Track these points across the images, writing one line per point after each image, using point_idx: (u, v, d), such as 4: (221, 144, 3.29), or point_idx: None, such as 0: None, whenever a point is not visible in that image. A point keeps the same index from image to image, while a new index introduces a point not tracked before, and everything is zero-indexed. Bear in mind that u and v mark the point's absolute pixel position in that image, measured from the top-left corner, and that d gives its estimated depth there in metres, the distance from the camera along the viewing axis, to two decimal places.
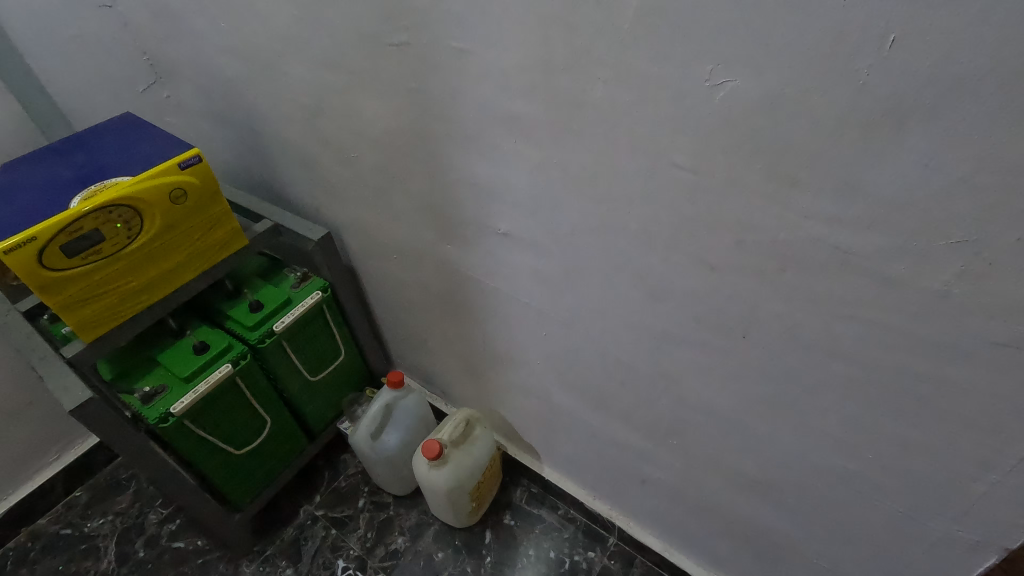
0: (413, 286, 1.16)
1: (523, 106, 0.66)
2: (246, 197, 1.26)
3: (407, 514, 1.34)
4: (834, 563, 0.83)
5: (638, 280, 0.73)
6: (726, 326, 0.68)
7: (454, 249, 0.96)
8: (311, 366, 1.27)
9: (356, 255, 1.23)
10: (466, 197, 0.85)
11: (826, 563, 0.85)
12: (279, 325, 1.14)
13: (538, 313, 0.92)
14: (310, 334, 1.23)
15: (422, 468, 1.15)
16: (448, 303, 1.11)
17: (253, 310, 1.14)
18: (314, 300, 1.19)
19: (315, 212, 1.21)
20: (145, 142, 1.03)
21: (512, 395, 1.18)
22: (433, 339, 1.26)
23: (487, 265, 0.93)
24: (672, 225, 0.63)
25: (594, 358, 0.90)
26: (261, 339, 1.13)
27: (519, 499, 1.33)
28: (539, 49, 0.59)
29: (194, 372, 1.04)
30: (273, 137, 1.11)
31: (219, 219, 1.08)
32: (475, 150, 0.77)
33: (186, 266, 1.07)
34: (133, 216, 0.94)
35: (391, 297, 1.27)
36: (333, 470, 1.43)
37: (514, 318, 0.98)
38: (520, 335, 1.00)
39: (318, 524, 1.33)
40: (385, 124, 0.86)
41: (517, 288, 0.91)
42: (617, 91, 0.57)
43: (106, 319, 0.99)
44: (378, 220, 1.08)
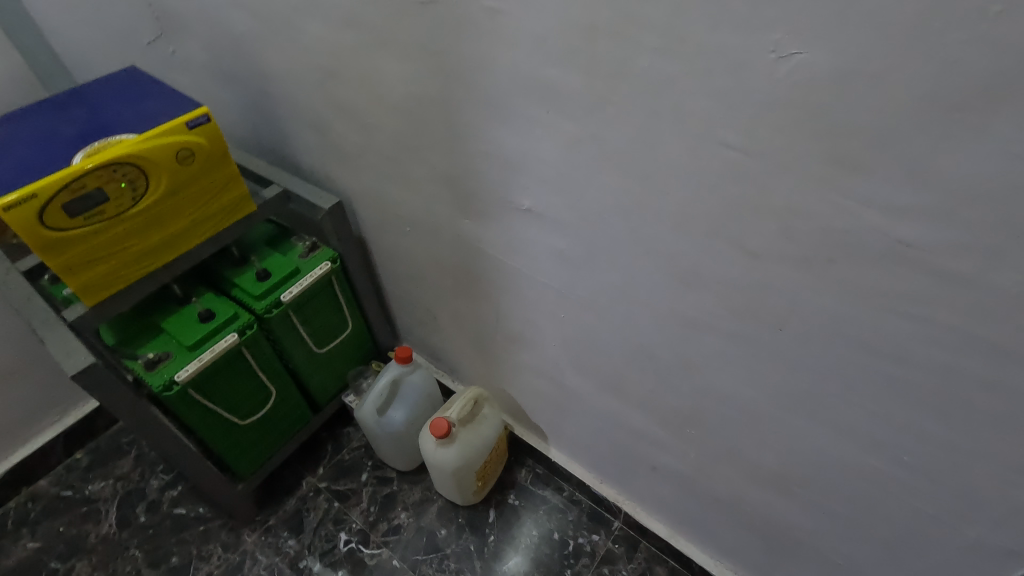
0: (425, 261, 1.13)
1: (558, 74, 0.62)
2: (255, 162, 1.22)
3: (411, 490, 1.33)
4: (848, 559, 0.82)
5: (669, 265, 0.69)
6: (761, 317, 0.65)
7: (472, 224, 0.93)
8: (317, 338, 1.25)
9: (367, 226, 1.19)
10: (490, 170, 0.81)
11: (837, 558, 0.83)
12: (287, 295, 1.11)
13: (556, 294, 0.89)
14: (317, 305, 1.20)
15: (429, 446, 1.13)
16: (461, 280, 1.08)
17: (261, 279, 1.11)
18: (323, 271, 1.16)
19: (326, 179, 1.17)
20: (151, 99, 0.98)
21: (523, 375, 1.15)
22: (443, 315, 1.24)
23: (507, 242, 0.89)
24: (714, 208, 0.60)
25: (614, 343, 0.87)
26: (268, 308, 1.10)
27: (523, 479, 1.32)
28: (581, 12, 0.55)
29: (200, 340, 1.02)
30: (285, 99, 1.06)
31: (228, 184, 1.04)
32: (501, 121, 0.73)
33: (193, 231, 1.03)
34: (137, 176, 0.90)
35: (402, 271, 1.23)
36: (336, 443, 1.41)
37: (530, 298, 0.95)
38: (536, 316, 0.97)
39: (321, 497, 1.33)
40: (406, 90, 0.81)
41: (537, 267, 0.88)
42: (665, 61, 0.53)
43: (109, 284, 0.96)
44: (393, 190, 1.03)
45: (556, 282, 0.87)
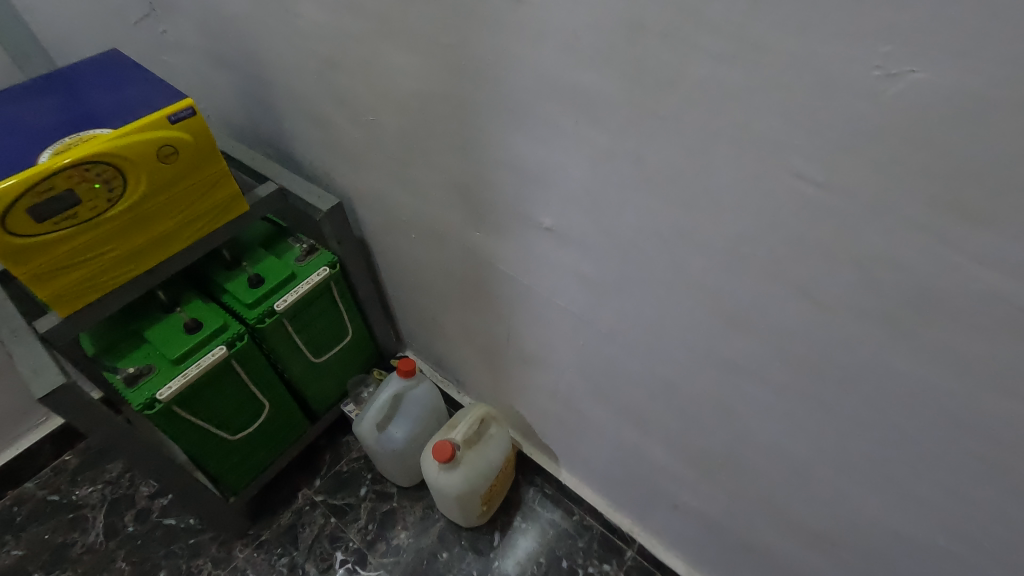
0: (431, 270, 1.03)
1: (592, 79, 0.52)
2: (250, 155, 1.13)
3: (412, 507, 1.25)
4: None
5: (713, 304, 0.60)
6: (820, 373, 0.56)
7: (483, 237, 0.83)
8: (314, 346, 1.16)
9: (370, 229, 1.10)
10: (505, 181, 0.71)
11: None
12: (281, 304, 1.03)
13: (576, 320, 0.80)
14: (314, 312, 1.12)
15: (431, 469, 1.05)
16: (471, 294, 0.98)
17: (253, 285, 1.03)
18: (321, 277, 1.07)
19: (325, 176, 1.07)
20: (131, 86, 0.88)
21: (534, 395, 1.07)
22: (450, 326, 1.15)
23: (522, 260, 0.79)
24: (776, 247, 0.50)
25: (640, 377, 0.78)
26: (260, 318, 1.02)
27: (531, 500, 1.24)
28: (626, 6, 0.45)
29: (185, 352, 0.94)
30: (281, 89, 0.96)
31: (217, 182, 0.95)
32: (521, 129, 0.63)
33: (179, 233, 0.95)
34: (114, 175, 0.81)
35: (406, 278, 1.14)
36: (334, 452, 1.34)
37: (546, 320, 0.86)
38: (551, 340, 0.88)
39: (317, 511, 1.26)
40: (412, 87, 0.71)
41: (556, 289, 0.78)
42: (730, 71, 0.43)
43: (86, 292, 0.88)
44: (397, 194, 0.94)
45: (577, 308, 0.78)
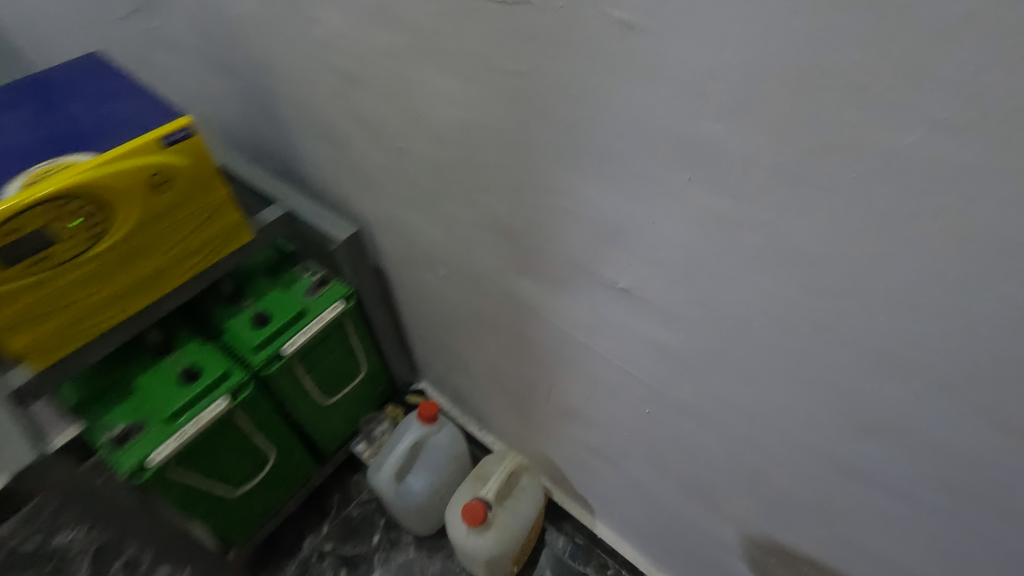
0: (460, 309, 0.91)
1: (720, 131, 0.40)
2: (253, 172, 1.00)
3: (431, 558, 1.15)
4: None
5: (842, 403, 0.49)
6: (983, 498, 0.45)
7: (534, 288, 0.71)
8: (325, 386, 1.04)
9: (389, 260, 0.97)
10: (573, 233, 0.59)
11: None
12: (290, 346, 0.91)
13: (643, 386, 0.68)
14: (326, 350, 0.99)
15: (459, 532, 0.96)
16: (507, 340, 0.87)
17: (258, 325, 0.91)
18: (334, 314, 0.95)
19: (339, 200, 0.95)
20: (114, 97, 0.74)
21: (573, 449, 0.95)
22: (476, 366, 1.03)
23: (582, 318, 0.68)
24: (959, 359, 0.39)
25: (718, 458, 0.67)
26: (266, 363, 0.90)
27: (561, 551, 1.14)
28: (798, 47, 0.33)
29: (182, 407, 0.82)
30: (290, 102, 0.83)
31: (217, 211, 0.82)
32: (602, 179, 0.51)
33: (174, 268, 0.82)
34: (95, 209, 0.68)
35: (427, 312, 1.02)
36: (343, 494, 1.22)
37: (600, 379, 0.74)
38: (605, 400, 0.77)
39: (326, 562, 1.15)
40: (460, 117, 0.59)
41: (620, 352, 0.67)
42: (952, 139, 0.31)
43: (63, 342, 0.75)
44: (427, 229, 0.81)
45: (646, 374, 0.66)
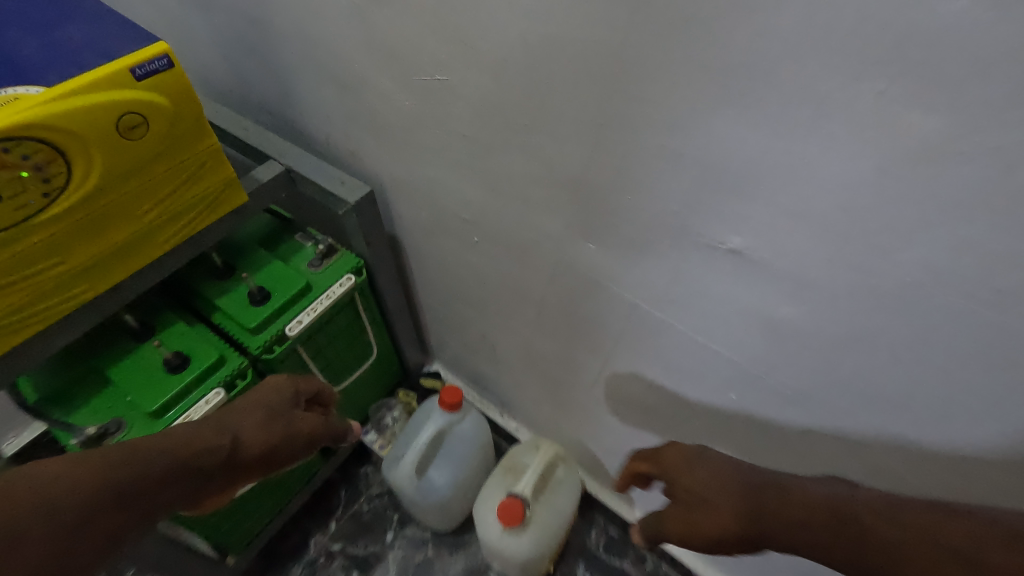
0: (494, 282, 0.79)
1: (954, 16, 0.28)
2: (242, 125, 0.85)
3: (452, 556, 1.05)
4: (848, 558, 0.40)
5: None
6: None
7: (600, 252, 0.59)
8: (332, 371, 0.92)
9: (406, 226, 0.84)
10: (669, 181, 0.47)
11: (743, 502, 0.47)
12: (294, 327, 0.77)
13: (734, 366, 0.58)
14: (334, 331, 0.87)
15: (492, 532, 0.88)
16: (551, 314, 0.75)
17: (256, 303, 0.77)
18: (344, 289, 0.82)
19: (347, 155, 0.81)
20: (66, 20, 0.59)
21: (619, 436, 0.85)
22: (505, 346, 0.92)
23: (661, 288, 0.57)
24: None
25: (819, 449, 0.57)
26: (268, 346, 0.76)
27: (594, 544, 1.05)
28: None
29: (168, 401, 0.68)
30: (290, 34, 0.69)
31: (201, 167, 0.68)
32: (732, 104, 0.39)
33: (153, 236, 0.68)
34: (51, 160, 0.53)
35: (448, 287, 0.90)
36: (351, 488, 1.11)
37: (676, 360, 0.63)
38: (675, 383, 0.66)
39: (336, 563, 1.04)
40: (528, 32, 0.46)
41: (711, 328, 0.56)
42: None
43: (16, 328, 0.60)
44: (460, 185, 0.69)
45: (743, 353, 0.55)
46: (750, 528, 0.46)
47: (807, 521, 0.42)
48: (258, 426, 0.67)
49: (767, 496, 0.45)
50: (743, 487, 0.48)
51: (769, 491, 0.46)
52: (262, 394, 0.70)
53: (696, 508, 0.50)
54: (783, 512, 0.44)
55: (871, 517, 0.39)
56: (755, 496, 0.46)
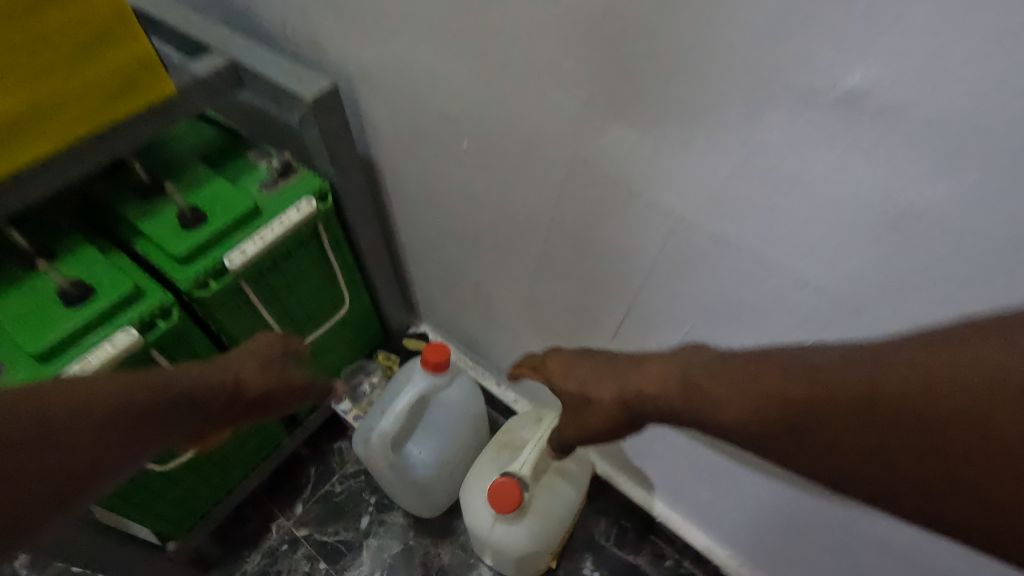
0: (490, 208, 0.63)
1: None
2: (180, 14, 0.69)
3: (438, 546, 0.89)
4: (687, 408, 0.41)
5: None
6: None
7: (636, 136, 0.43)
8: (292, 324, 0.76)
9: (382, 142, 0.68)
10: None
11: (612, 389, 0.45)
12: (237, 258, 0.61)
13: (826, 291, 0.42)
14: (292, 272, 0.71)
15: (482, 520, 0.72)
16: (562, 245, 0.59)
17: (188, 227, 0.61)
18: (303, 216, 0.66)
19: (308, 48, 0.65)
20: None
21: None
22: (502, 297, 0.76)
23: (723, 180, 0.41)
24: None
25: None
26: (202, 281, 0.60)
27: (605, 536, 0.89)
28: None
29: (61, 341, 0.53)
30: None
31: (100, 35, 0.52)
32: None
33: (37, 126, 0.51)
34: None
35: (434, 222, 0.74)
36: (322, 466, 0.96)
37: (735, 288, 0.47)
38: (733, 322, 0.50)
39: (301, 553, 0.89)
40: None
41: (799, 236, 0.39)
42: None
43: None
44: (447, 67, 0.52)
45: (850, 266, 0.39)
46: (620, 411, 0.45)
47: (659, 398, 0.42)
48: (254, 374, 0.50)
49: (629, 377, 0.44)
50: (607, 374, 0.46)
51: (623, 372, 0.45)
52: (258, 342, 0.53)
53: (577, 404, 0.49)
54: (642, 392, 0.43)
55: (672, 368, 0.42)
56: (622, 382, 0.45)
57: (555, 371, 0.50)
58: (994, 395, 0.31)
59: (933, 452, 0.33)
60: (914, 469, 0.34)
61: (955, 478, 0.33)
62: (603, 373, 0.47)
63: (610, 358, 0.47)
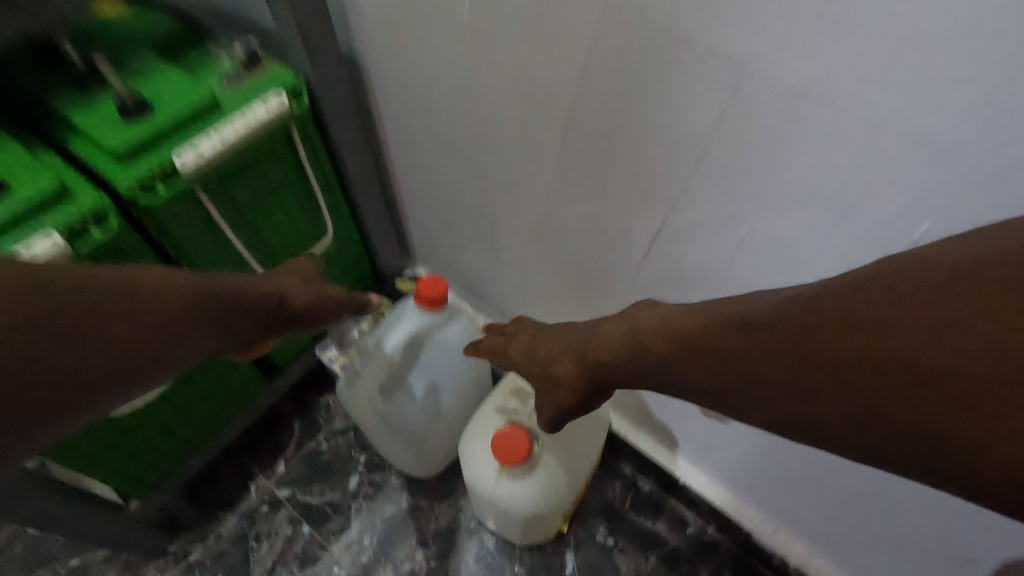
0: (497, 99, 0.51)
1: None
2: None
3: (434, 510, 0.81)
4: (643, 377, 0.34)
5: None
6: None
7: None
8: (265, 252, 0.66)
9: (365, 30, 0.57)
10: None
11: (571, 363, 0.39)
12: (189, 158, 0.50)
13: (963, 150, 0.31)
14: (261, 186, 0.60)
15: (485, 476, 0.63)
16: (587, 135, 0.47)
17: (130, 119, 0.50)
18: (272, 113, 0.54)
19: None
20: None
21: None
22: (509, 224, 0.65)
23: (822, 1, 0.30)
24: None
25: None
26: (146, 185, 0.50)
27: (619, 500, 0.80)
28: None
29: None
30: None
31: None
32: None
33: None
34: None
35: (428, 129, 0.62)
36: (307, 422, 0.87)
37: (821, 159, 0.36)
38: (809, 214, 0.39)
39: (282, 515, 0.80)
40: None
41: (948, 62, 0.28)
42: None
43: None
44: None
45: (1021, 100, 0.28)
46: (585, 378, 0.38)
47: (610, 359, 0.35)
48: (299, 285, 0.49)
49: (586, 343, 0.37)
50: (564, 346, 0.40)
51: (585, 340, 0.38)
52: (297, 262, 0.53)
53: (539, 386, 0.43)
54: (600, 357, 0.36)
55: (626, 335, 0.34)
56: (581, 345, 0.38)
57: (520, 350, 0.45)
58: (961, 281, 0.22)
59: (887, 369, 0.22)
60: (877, 405, 0.23)
61: (929, 405, 0.21)
62: (563, 343, 0.40)
63: (570, 331, 0.41)
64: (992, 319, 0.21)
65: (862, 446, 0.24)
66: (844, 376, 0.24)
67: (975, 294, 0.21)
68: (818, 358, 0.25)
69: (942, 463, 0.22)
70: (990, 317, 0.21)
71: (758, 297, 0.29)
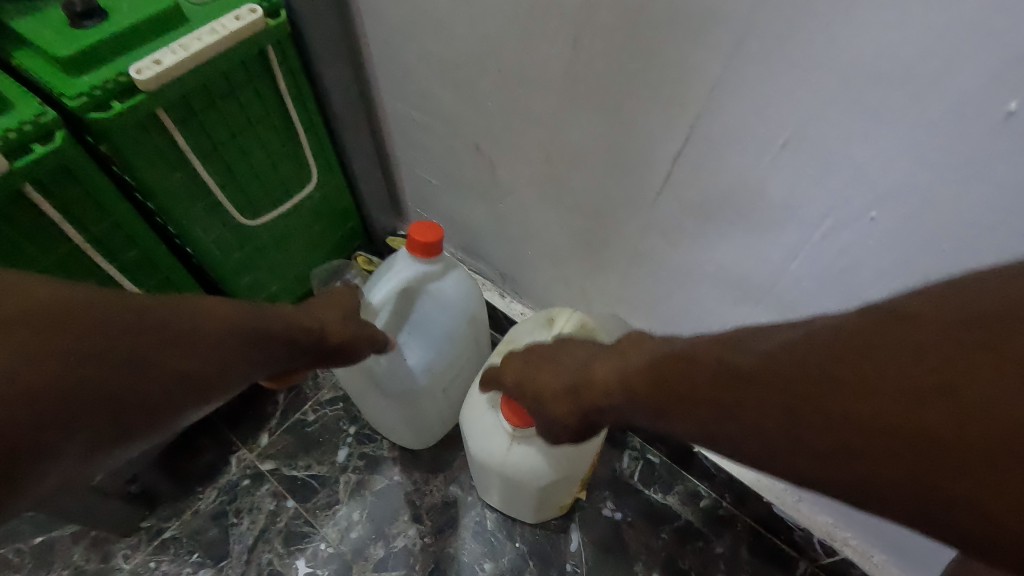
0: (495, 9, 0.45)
1: None
2: None
3: (428, 483, 0.75)
4: (635, 408, 0.33)
5: None
6: None
7: None
8: (242, 196, 0.60)
9: None
10: None
11: (572, 402, 0.37)
12: (148, 71, 0.44)
13: None
14: (233, 115, 0.54)
15: (493, 444, 0.57)
16: (603, 37, 0.40)
17: (80, 26, 0.44)
18: (243, 28, 0.48)
19: None
20: None
21: (685, 295, 0.54)
22: (507, 166, 0.59)
23: None
24: None
25: None
26: (98, 99, 0.44)
27: (626, 473, 0.75)
28: None
29: None
30: None
31: None
32: None
33: None
34: None
35: (417, 54, 0.55)
36: (292, 392, 0.81)
37: (898, 26, 0.29)
38: (865, 111, 0.33)
39: (264, 489, 0.74)
40: None
41: None
42: None
43: None
44: None
45: None
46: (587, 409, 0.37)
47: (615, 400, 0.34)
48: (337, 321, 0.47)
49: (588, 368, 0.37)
50: (562, 382, 0.39)
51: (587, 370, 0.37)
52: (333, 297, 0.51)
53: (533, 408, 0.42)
54: (601, 394, 0.35)
55: (618, 375, 0.34)
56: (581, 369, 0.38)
57: (514, 375, 0.44)
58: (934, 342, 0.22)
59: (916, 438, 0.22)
60: (865, 459, 0.23)
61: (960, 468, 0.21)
62: (561, 379, 0.39)
63: (563, 368, 0.40)
64: (983, 370, 0.21)
65: (857, 497, 0.24)
66: (834, 432, 0.24)
67: (960, 356, 0.22)
68: (806, 414, 0.25)
69: (939, 517, 0.22)
70: (975, 381, 0.21)
71: (739, 348, 0.29)
